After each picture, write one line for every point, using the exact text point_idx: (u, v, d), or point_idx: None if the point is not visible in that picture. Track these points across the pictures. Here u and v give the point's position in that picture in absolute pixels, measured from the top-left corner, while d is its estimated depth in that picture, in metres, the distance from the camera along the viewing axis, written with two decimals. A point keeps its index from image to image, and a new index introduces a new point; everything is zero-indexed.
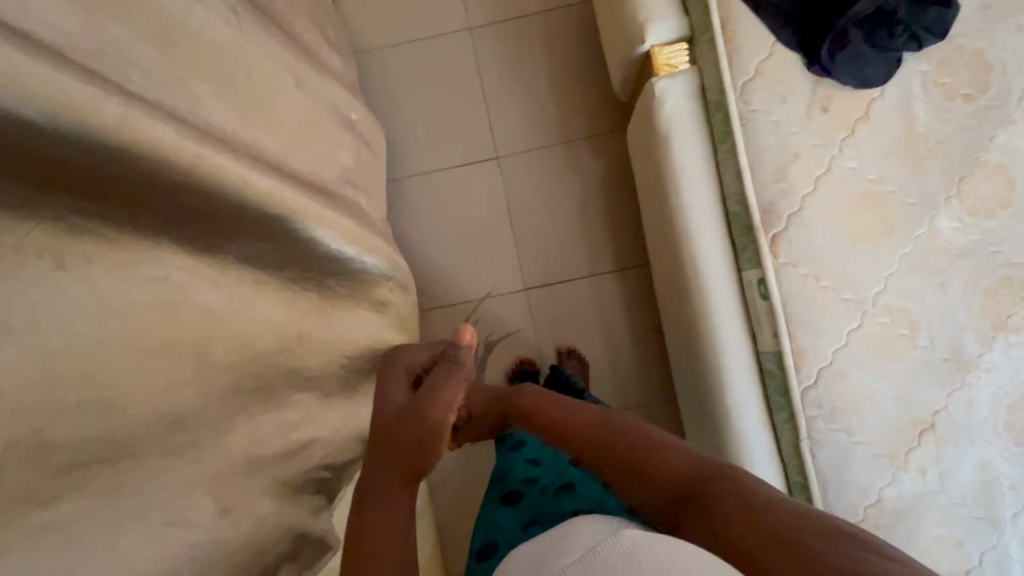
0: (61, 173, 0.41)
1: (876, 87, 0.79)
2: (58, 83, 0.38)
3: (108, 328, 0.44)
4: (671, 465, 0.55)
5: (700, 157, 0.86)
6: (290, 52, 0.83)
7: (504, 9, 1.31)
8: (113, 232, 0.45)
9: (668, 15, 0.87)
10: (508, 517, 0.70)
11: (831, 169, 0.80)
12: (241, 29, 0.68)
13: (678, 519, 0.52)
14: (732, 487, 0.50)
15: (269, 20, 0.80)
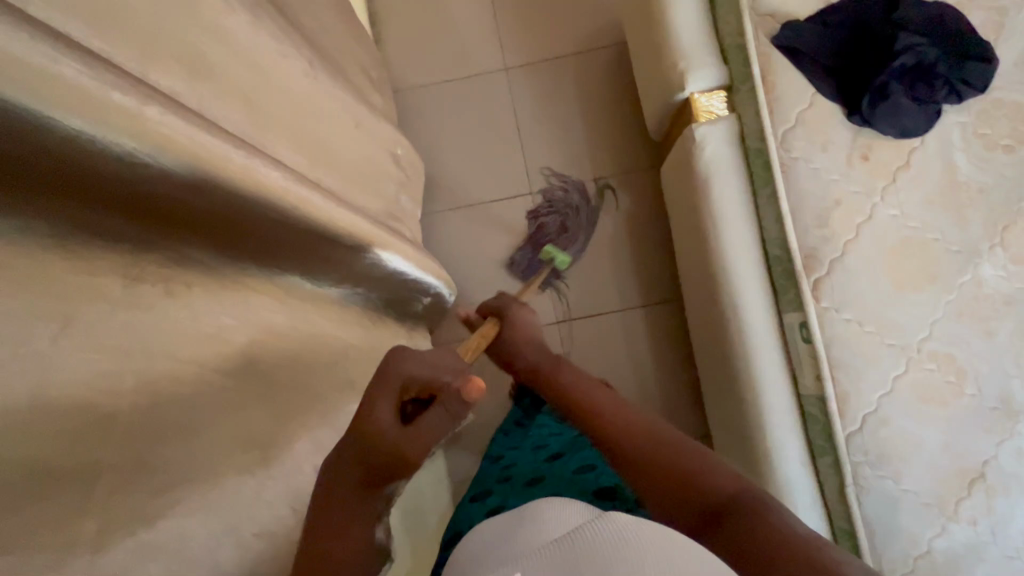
0: (186, 220, 0.41)
1: (916, 137, 0.81)
2: (208, 147, 0.39)
3: (214, 362, 0.45)
4: (714, 484, 0.54)
5: (740, 201, 0.88)
6: (347, 97, 0.87)
7: (539, 50, 1.36)
8: (216, 272, 0.47)
9: (707, 65, 0.91)
10: (475, 509, 0.78)
11: (872, 217, 0.81)
12: (310, 79, 0.72)
13: (700, 533, 0.51)
14: (761, 514, 0.49)
15: (331, 68, 0.84)
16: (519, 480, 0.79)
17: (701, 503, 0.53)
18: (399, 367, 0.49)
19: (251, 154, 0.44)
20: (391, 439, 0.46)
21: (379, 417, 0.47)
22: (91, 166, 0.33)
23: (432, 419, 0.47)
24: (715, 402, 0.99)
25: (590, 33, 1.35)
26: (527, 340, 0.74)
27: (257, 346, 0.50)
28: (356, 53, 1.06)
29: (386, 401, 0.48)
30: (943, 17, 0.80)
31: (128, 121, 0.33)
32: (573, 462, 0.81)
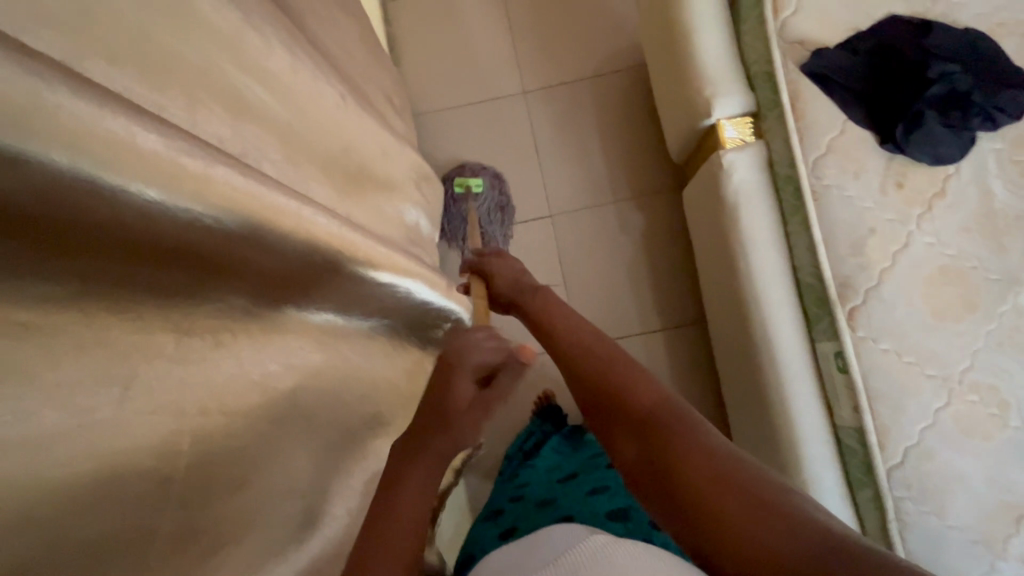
0: (238, 270, 0.40)
1: (951, 164, 0.80)
2: (262, 199, 0.38)
3: (262, 413, 0.44)
4: (645, 398, 0.50)
5: (769, 228, 0.87)
6: (375, 126, 0.87)
7: (558, 73, 1.37)
8: (265, 320, 0.46)
9: (734, 91, 0.90)
10: (489, 530, 0.79)
11: (908, 245, 0.80)
12: (344, 112, 0.72)
13: (626, 446, 0.49)
14: (680, 427, 0.47)
15: (360, 99, 0.84)
16: (533, 501, 0.81)
17: (630, 414, 0.50)
18: (466, 357, 0.56)
19: (298, 198, 0.43)
20: (472, 407, 0.55)
21: (462, 393, 0.55)
22: (143, 228, 0.32)
23: (501, 387, 0.59)
24: (744, 433, 0.97)
25: (608, 56, 1.36)
26: (506, 280, 0.70)
27: (301, 392, 0.50)
28: (381, 81, 1.06)
29: (462, 379, 0.56)
30: (974, 44, 0.80)
31: (184, 180, 0.32)
32: (587, 483, 0.81)
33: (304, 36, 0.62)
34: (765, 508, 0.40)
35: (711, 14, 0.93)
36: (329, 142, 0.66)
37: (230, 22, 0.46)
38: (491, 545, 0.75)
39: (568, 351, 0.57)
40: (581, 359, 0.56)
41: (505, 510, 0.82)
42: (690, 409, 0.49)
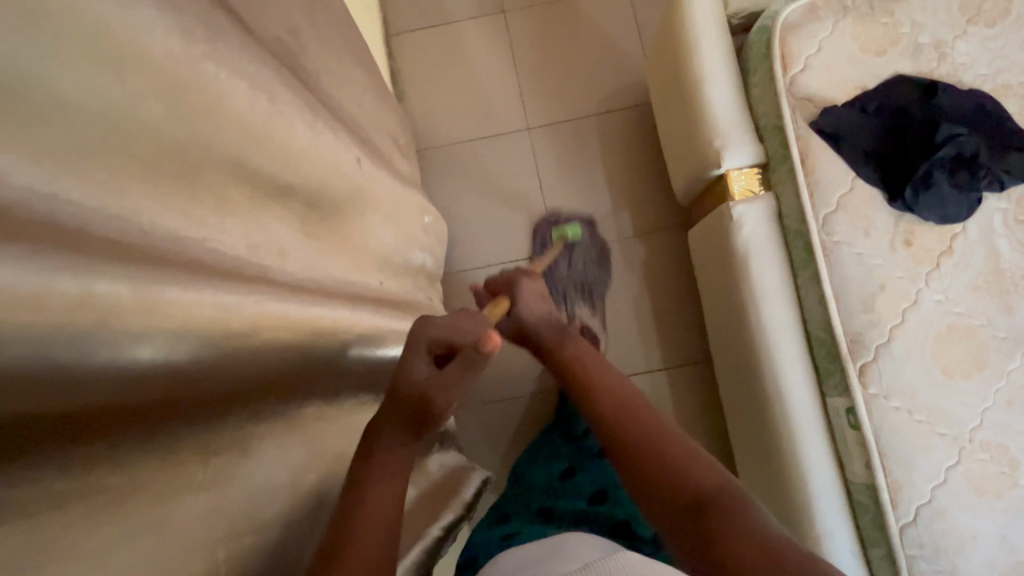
0: (194, 388, 0.35)
1: (957, 223, 0.81)
2: (190, 305, 0.32)
3: (268, 512, 0.42)
4: (699, 478, 0.49)
5: (779, 279, 0.88)
6: (388, 177, 0.86)
7: (563, 110, 1.37)
8: (268, 418, 0.43)
9: (743, 143, 0.91)
10: (490, 535, 0.81)
11: (918, 302, 0.81)
12: (361, 173, 0.71)
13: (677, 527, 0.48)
14: (731, 508, 0.46)
15: (373, 152, 0.83)
16: (535, 517, 0.84)
17: (682, 496, 0.49)
18: (423, 334, 0.53)
19: (284, 295, 0.41)
20: (429, 383, 0.50)
21: (414, 371, 0.51)
22: (100, 377, 0.29)
23: (454, 379, 0.50)
24: (749, 477, 0.96)
25: (613, 94, 1.37)
26: (537, 309, 0.70)
27: (311, 481, 0.48)
28: (390, 125, 1.05)
29: (415, 356, 0.52)
30: (981, 107, 0.81)
31: (124, 310, 0.29)
32: (587, 493, 0.87)
33: (322, 105, 0.61)
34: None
35: (721, 67, 0.94)
36: (345, 208, 0.65)
37: (257, 111, 0.45)
38: (495, 548, 0.77)
39: (618, 421, 0.57)
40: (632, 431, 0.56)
41: (507, 522, 0.84)
42: (747, 493, 0.48)
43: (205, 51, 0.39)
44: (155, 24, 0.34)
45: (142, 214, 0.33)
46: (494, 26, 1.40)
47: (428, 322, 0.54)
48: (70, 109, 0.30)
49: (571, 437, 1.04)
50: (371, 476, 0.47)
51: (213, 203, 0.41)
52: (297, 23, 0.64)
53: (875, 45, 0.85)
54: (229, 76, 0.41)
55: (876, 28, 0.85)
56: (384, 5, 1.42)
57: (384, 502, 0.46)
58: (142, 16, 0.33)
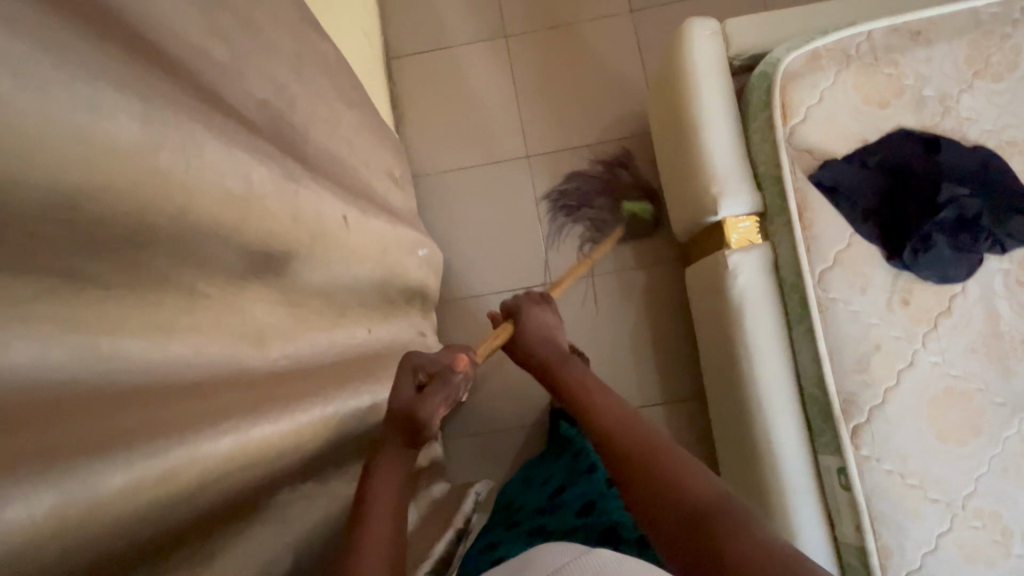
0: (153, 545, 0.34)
1: (957, 283, 0.79)
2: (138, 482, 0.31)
3: None
4: (702, 492, 0.49)
5: (773, 332, 0.86)
6: (380, 221, 0.85)
7: (564, 138, 1.36)
8: (234, 535, 0.42)
9: (741, 190, 0.89)
10: (481, 559, 0.79)
11: (914, 364, 0.79)
12: (349, 229, 0.70)
13: (680, 547, 0.47)
14: (735, 520, 0.46)
15: (365, 198, 0.83)
16: (524, 533, 0.83)
17: (682, 515, 0.48)
18: (411, 360, 0.61)
19: (251, 421, 0.41)
20: (411, 404, 0.57)
21: (401, 392, 0.58)
22: None
23: (436, 392, 0.58)
24: None
25: (614, 123, 1.35)
26: (539, 337, 0.72)
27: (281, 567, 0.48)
28: (389, 160, 1.04)
29: (404, 380, 0.59)
30: (985, 165, 0.79)
31: (48, 524, 0.27)
32: (576, 505, 0.85)
33: (307, 170, 0.60)
34: None
35: (722, 111, 0.92)
36: (331, 270, 0.64)
37: (234, 199, 0.45)
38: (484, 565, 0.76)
39: (618, 435, 0.57)
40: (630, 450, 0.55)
41: (498, 544, 0.82)
42: (744, 507, 0.48)
43: (177, 153, 0.38)
44: (122, 139, 0.34)
45: (109, 341, 0.33)
46: (496, 51, 1.39)
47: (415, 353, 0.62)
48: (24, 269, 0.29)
49: (564, 457, 1.04)
50: (376, 484, 0.53)
51: (188, 301, 0.40)
52: (286, 82, 0.63)
53: (878, 97, 0.83)
54: (205, 174, 0.41)
55: (879, 80, 0.83)
56: (385, 27, 1.40)
57: (384, 515, 0.50)
58: (110, 135, 0.33)
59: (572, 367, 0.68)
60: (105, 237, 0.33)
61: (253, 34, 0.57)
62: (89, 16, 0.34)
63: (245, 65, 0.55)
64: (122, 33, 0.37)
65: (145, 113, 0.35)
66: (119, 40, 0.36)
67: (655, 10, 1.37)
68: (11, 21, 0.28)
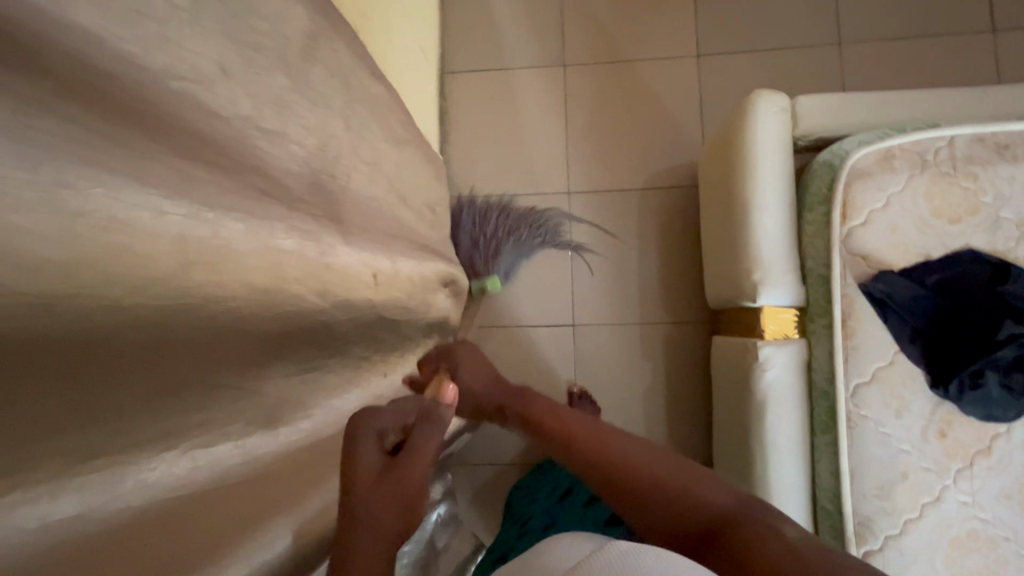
0: None
1: (1002, 423, 0.75)
2: None
3: None
4: (711, 497, 0.53)
5: (795, 436, 0.82)
6: (427, 261, 0.83)
7: (609, 179, 1.32)
8: None
9: (786, 281, 0.84)
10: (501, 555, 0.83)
11: (940, 499, 0.75)
12: (392, 280, 0.68)
13: (701, 554, 0.48)
14: (752, 515, 0.49)
15: (413, 241, 0.80)
16: (538, 528, 0.84)
17: (700, 526, 0.50)
18: (368, 421, 0.53)
19: (236, 543, 0.39)
20: (387, 466, 0.50)
21: (364, 454, 0.51)
22: None
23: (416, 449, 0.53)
24: None
25: (662, 171, 1.31)
26: (483, 381, 0.73)
27: None
28: (439, 195, 1.00)
29: (366, 444, 0.52)
30: None
31: None
32: (585, 497, 0.86)
33: (347, 232, 0.59)
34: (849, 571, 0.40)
35: (779, 191, 0.86)
36: (356, 331, 0.61)
37: (267, 289, 0.44)
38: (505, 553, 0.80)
39: (610, 462, 0.58)
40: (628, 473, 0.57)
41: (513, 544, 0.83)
42: (757, 508, 0.51)
43: (209, 269, 0.37)
44: (151, 267, 0.33)
45: (116, 468, 0.33)
46: (553, 79, 1.35)
47: (371, 410, 0.54)
48: (47, 407, 0.28)
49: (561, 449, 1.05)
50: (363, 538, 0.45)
51: (201, 403, 0.39)
52: (339, 137, 0.62)
53: (948, 211, 0.79)
54: (237, 277, 0.40)
55: (954, 193, 0.79)
56: (444, 42, 1.38)
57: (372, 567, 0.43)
58: (140, 268, 0.32)
59: (541, 403, 0.68)
60: (110, 367, 0.32)
61: (308, 95, 0.56)
62: (137, 136, 0.33)
63: (296, 128, 0.53)
64: (170, 141, 0.36)
65: (182, 236, 0.35)
66: (167, 153, 0.35)
67: (724, 58, 1.31)
68: (63, 171, 0.28)
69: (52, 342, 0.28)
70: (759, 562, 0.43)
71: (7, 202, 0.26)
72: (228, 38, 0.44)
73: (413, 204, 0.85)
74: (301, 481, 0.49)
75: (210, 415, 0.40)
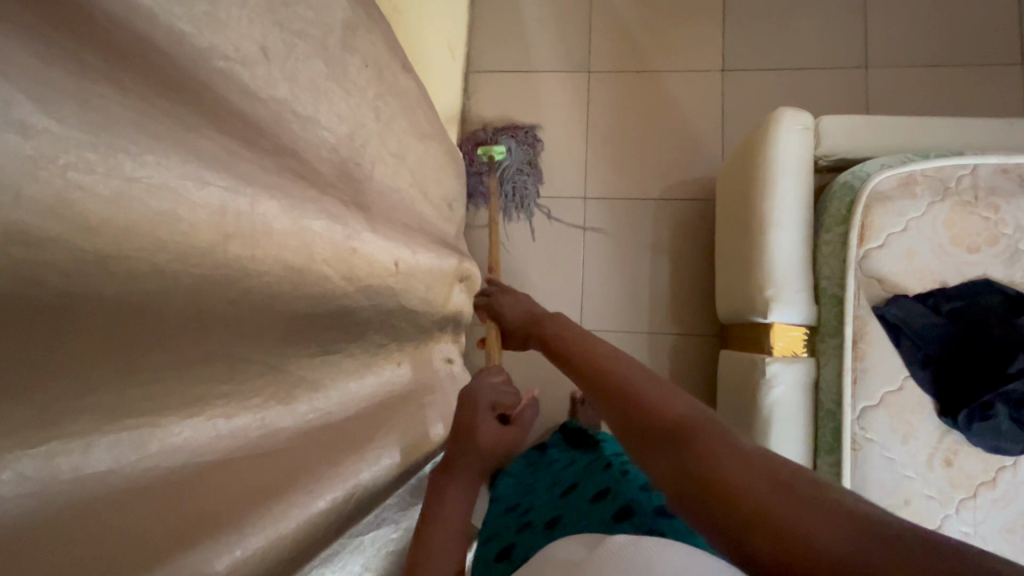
0: None
1: (1009, 456, 0.75)
2: None
3: None
4: (674, 407, 0.42)
5: (798, 456, 0.81)
6: (443, 256, 0.83)
7: (627, 188, 1.32)
8: None
9: (798, 298, 0.83)
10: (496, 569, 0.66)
11: (941, 528, 0.75)
12: (410, 273, 0.69)
13: (656, 465, 0.40)
14: (721, 437, 0.38)
15: (430, 236, 0.81)
16: (539, 524, 0.67)
17: (656, 433, 0.41)
18: (484, 388, 0.66)
19: (253, 515, 0.40)
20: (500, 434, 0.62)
21: (484, 424, 0.62)
22: None
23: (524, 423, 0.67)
24: None
25: (680, 182, 1.31)
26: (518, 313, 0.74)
27: None
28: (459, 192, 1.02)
29: (485, 415, 0.63)
30: None
31: None
32: (589, 492, 0.69)
33: (369, 222, 0.60)
34: (827, 510, 0.31)
35: (797, 208, 0.85)
36: (373, 319, 0.62)
37: (293, 270, 0.45)
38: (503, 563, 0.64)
39: (592, 373, 0.51)
40: (607, 380, 0.49)
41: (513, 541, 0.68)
42: (725, 423, 0.40)
43: (245, 245, 0.39)
44: (195, 236, 0.34)
45: (144, 430, 0.34)
46: (577, 85, 1.36)
47: (489, 384, 0.66)
48: (86, 363, 0.29)
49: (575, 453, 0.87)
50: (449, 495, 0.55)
51: (226, 375, 0.40)
52: (368, 129, 0.63)
53: (967, 240, 0.78)
54: (270, 254, 0.41)
55: (974, 222, 0.78)
56: (471, 42, 1.39)
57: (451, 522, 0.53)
58: (186, 239, 0.34)
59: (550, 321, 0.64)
60: (146, 332, 0.33)
61: (343, 84, 0.57)
62: (188, 111, 0.34)
63: (329, 116, 0.54)
64: (216, 119, 0.37)
65: (224, 211, 0.36)
66: (213, 128, 0.36)
67: (748, 75, 1.31)
68: (121, 137, 0.29)
69: (97, 303, 0.29)
70: (712, 480, 0.35)
71: (75, 164, 0.27)
72: (273, 22, 0.45)
73: (433, 199, 0.86)
74: (318, 466, 0.49)
75: (233, 391, 0.40)
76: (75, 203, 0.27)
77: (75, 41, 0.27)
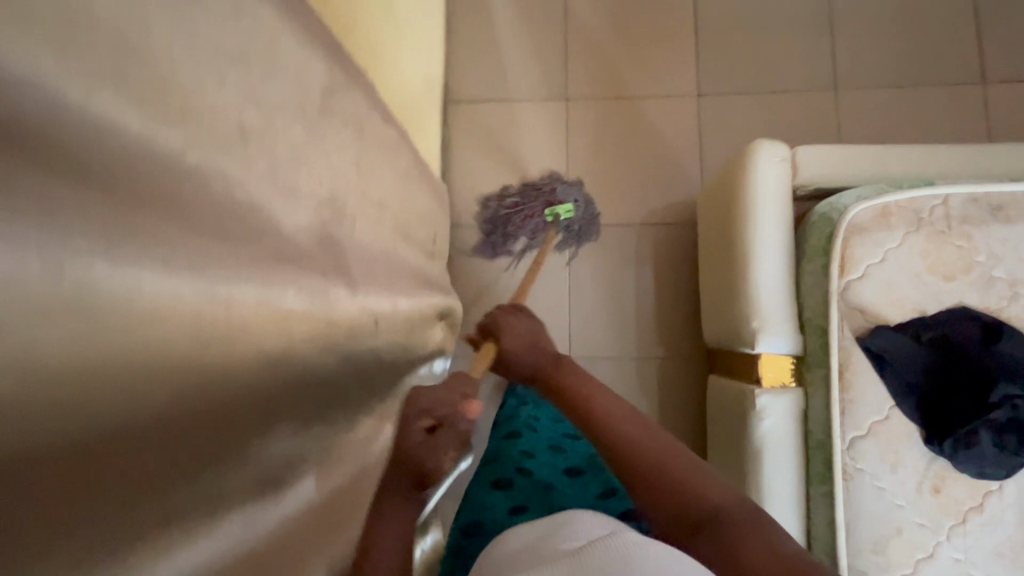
0: None
1: (994, 480, 0.76)
2: None
3: None
4: (711, 498, 0.51)
5: (791, 487, 0.82)
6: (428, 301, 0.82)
7: (609, 213, 1.33)
8: None
9: (784, 329, 0.84)
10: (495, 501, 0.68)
11: (934, 555, 0.76)
12: (393, 326, 0.68)
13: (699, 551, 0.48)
14: (753, 529, 0.48)
15: (415, 282, 0.80)
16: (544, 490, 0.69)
17: (700, 522, 0.50)
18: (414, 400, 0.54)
19: None
20: (417, 453, 0.52)
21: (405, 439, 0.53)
22: None
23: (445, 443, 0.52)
24: None
25: (662, 206, 1.32)
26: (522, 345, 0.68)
27: None
28: (443, 228, 1.01)
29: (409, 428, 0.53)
30: None
31: None
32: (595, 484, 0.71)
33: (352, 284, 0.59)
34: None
35: (778, 240, 0.87)
36: (356, 379, 0.61)
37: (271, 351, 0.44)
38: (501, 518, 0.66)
39: (628, 451, 0.56)
40: (645, 458, 0.55)
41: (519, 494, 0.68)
42: (755, 515, 0.50)
43: (218, 341, 0.38)
44: (165, 344, 0.34)
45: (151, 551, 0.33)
46: (555, 112, 1.36)
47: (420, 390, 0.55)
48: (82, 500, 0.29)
49: None
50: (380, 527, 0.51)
51: (212, 475, 0.39)
52: (348, 188, 0.62)
53: (942, 269, 0.80)
54: (245, 344, 0.40)
55: (949, 251, 0.80)
56: (449, 71, 1.39)
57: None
58: (155, 347, 0.33)
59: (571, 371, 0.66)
60: (134, 452, 0.32)
61: (321, 147, 0.56)
62: (155, 217, 0.33)
63: (307, 183, 0.53)
64: (188, 214, 0.36)
65: (196, 314, 0.36)
66: (184, 227, 0.35)
67: (724, 99, 1.33)
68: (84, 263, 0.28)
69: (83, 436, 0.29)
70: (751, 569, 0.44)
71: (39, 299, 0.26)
72: (247, 100, 0.44)
73: (416, 243, 0.85)
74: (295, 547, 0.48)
75: (216, 490, 0.39)
76: (21, 347, 0.26)
77: (31, 169, 0.26)
